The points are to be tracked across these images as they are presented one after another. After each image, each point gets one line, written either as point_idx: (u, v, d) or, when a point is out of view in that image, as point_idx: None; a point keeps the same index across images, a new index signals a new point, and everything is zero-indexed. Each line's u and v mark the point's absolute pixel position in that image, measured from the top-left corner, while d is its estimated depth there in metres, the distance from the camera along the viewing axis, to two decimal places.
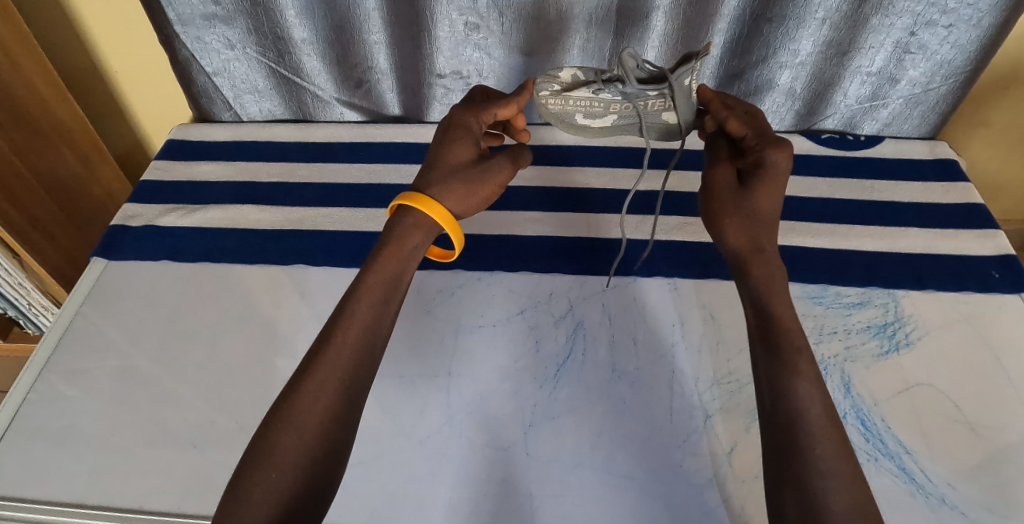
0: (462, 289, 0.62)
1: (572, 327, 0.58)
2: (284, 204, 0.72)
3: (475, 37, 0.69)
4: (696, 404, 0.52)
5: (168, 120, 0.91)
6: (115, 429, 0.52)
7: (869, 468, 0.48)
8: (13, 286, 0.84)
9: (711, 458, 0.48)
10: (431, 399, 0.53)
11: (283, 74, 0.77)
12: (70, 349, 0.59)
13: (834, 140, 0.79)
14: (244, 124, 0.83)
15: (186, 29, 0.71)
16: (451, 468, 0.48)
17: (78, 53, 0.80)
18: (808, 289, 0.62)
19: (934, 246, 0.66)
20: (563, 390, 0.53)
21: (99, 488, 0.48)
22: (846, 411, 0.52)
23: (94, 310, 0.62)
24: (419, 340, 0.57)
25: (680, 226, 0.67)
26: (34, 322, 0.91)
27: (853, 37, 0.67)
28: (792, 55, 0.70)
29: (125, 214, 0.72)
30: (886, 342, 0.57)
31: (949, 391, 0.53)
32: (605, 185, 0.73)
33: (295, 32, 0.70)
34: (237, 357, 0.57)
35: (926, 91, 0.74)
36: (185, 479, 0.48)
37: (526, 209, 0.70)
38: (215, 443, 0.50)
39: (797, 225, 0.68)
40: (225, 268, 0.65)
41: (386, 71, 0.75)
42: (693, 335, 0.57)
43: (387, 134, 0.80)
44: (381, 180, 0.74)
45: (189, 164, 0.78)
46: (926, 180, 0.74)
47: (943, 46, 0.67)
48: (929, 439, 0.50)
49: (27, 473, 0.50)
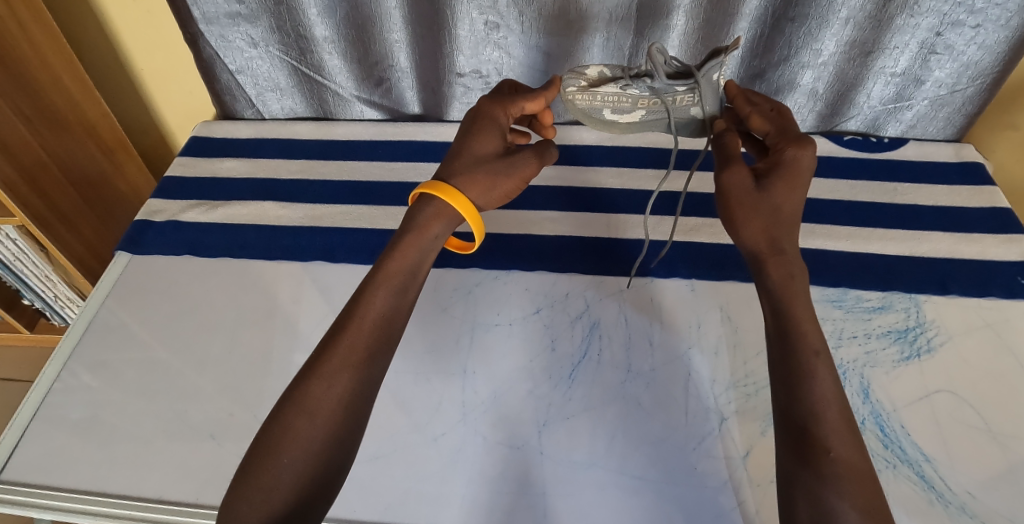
0: (479, 288, 0.62)
1: (587, 327, 0.58)
2: (305, 201, 0.72)
3: (495, 35, 0.69)
4: (711, 407, 0.51)
5: (191, 119, 0.92)
6: (138, 419, 0.53)
7: (887, 474, 0.48)
8: (40, 279, 0.86)
9: (726, 462, 0.48)
10: (446, 396, 0.53)
11: (305, 73, 0.77)
12: (97, 337, 0.61)
13: (857, 141, 0.78)
14: (266, 122, 0.84)
15: (211, 28, 0.72)
16: (465, 466, 0.48)
17: (105, 50, 0.82)
18: (827, 292, 0.61)
19: (957, 251, 0.65)
20: (578, 390, 0.53)
21: (122, 475, 0.50)
22: (864, 416, 0.51)
23: (120, 301, 0.64)
24: (435, 337, 0.58)
25: (698, 227, 0.67)
26: (60, 314, 0.93)
27: (878, 37, 0.66)
28: (814, 55, 0.69)
29: (149, 210, 0.73)
30: (906, 348, 0.56)
31: (971, 399, 0.52)
32: (623, 185, 0.72)
33: (317, 30, 0.71)
34: (257, 350, 0.58)
35: (951, 93, 0.72)
36: (205, 472, 0.49)
37: (543, 207, 0.70)
38: (235, 435, 0.51)
39: (819, 228, 0.67)
40: (246, 264, 0.66)
41: (406, 69, 0.76)
42: (710, 337, 0.57)
43: (406, 132, 0.80)
44: (399, 178, 0.74)
45: (212, 161, 0.79)
46: (950, 183, 0.73)
47: (969, 46, 0.66)
48: (949, 447, 0.49)
49: (53, 461, 0.52)
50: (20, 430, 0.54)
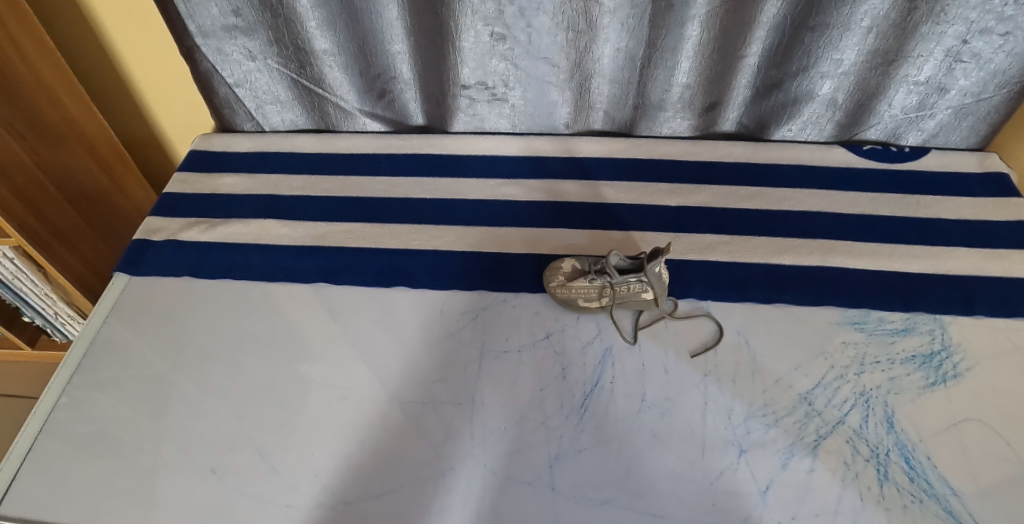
0: (487, 311, 0.60)
1: (599, 354, 0.56)
2: (306, 219, 0.71)
3: (501, 47, 0.67)
4: (730, 439, 0.49)
5: (190, 131, 0.90)
6: (137, 451, 0.52)
7: (914, 511, 0.45)
8: (40, 296, 0.85)
9: (746, 498, 0.46)
10: (454, 427, 0.51)
11: (305, 85, 0.75)
12: (97, 363, 0.59)
13: (876, 151, 0.75)
14: (267, 135, 0.82)
15: (207, 41, 0.70)
16: (474, 502, 0.46)
17: (101, 62, 0.80)
18: (848, 314, 0.59)
19: (984, 268, 0.62)
20: (591, 421, 0.51)
21: (120, 512, 0.48)
22: (889, 447, 0.49)
23: (120, 325, 0.62)
24: (442, 364, 0.56)
25: (713, 246, 0.65)
26: (61, 331, 0.91)
27: (902, 46, 0.63)
28: (834, 65, 0.66)
29: (148, 228, 0.72)
30: (932, 373, 0.54)
31: (1001, 428, 0.50)
32: (635, 201, 0.70)
33: (317, 42, 0.69)
34: (260, 376, 0.56)
35: (977, 102, 0.69)
36: (203, 508, 0.47)
37: (553, 224, 0.68)
38: (236, 469, 0.49)
39: (838, 245, 0.65)
40: (248, 285, 0.65)
41: (409, 81, 0.74)
42: (726, 364, 0.55)
43: (410, 145, 0.78)
44: (404, 194, 0.72)
45: (212, 176, 0.77)
46: (975, 195, 0.70)
47: (997, 54, 0.63)
48: (979, 481, 0.47)
49: (49, 496, 0.50)
50: (16, 465, 0.52)
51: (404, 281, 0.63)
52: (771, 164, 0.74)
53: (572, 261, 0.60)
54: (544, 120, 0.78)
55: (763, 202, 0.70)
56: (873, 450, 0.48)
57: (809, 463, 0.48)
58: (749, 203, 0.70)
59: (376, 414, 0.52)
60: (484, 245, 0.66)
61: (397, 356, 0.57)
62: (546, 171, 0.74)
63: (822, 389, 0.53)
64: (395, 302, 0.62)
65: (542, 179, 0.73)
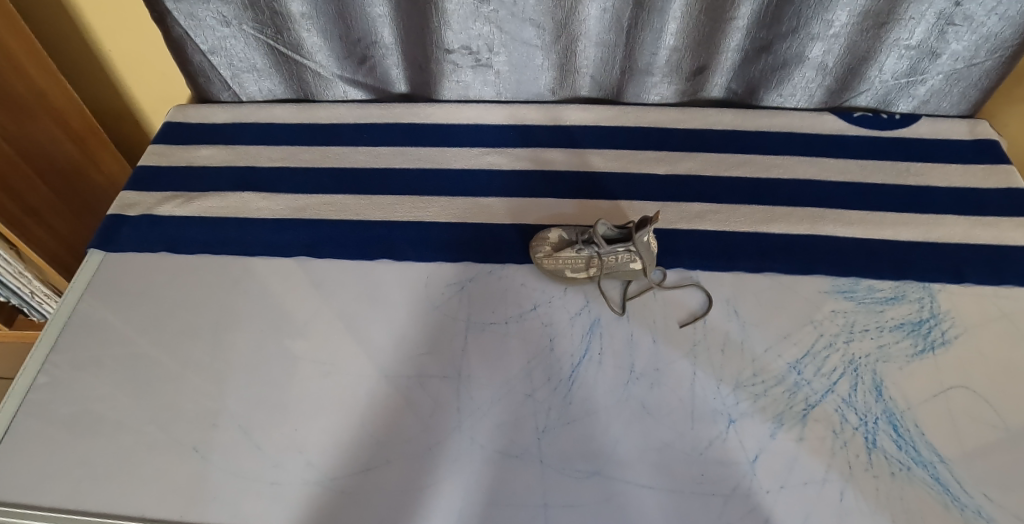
0: (474, 283, 0.59)
1: (587, 324, 0.56)
2: (286, 191, 0.68)
3: (485, 9, 0.64)
4: (719, 409, 0.49)
5: (166, 101, 0.88)
6: (119, 429, 0.51)
7: (901, 477, 0.45)
8: (14, 276, 0.80)
9: (734, 467, 0.46)
10: (441, 402, 0.50)
11: (282, 52, 0.72)
12: (72, 343, 0.57)
13: (867, 119, 0.74)
14: (244, 105, 0.79)
15: (178, 5, 0.67)
16: (463, 476, 0.46)
17: (65, 30, 0.75)
18: (837, 282, 0.58)
19: (972, 236, 0.62)
20: (579, 393, 0.51)
21: (100, 491, 0.47)
22: (877, 415, 0.49)
23: (97, 302, 0.61)
24: (428, 340, 0.55)
25: (702, 215, 0.64)
26: (39, 311, 0.87)
27: (894, 8, 0.62)
28: (826, 27, 0.64)
29: (123, 203, 0.69)
30: (921, 341, 0.54)
31: (987, 395, 0.50)
32: (622, 169, 0.69)
33: (292, 5, 0.65)
34: (241, 352, 0.55)
35: (968, 67, 0.68)
36: (189, 486, 0.47)
37: (539, 194, 0.66)
38: (219, 448, 0.49)
39: (829, 213, 0.64)
40: (227, 260, 0.63)
41: (390, 46, 0.71)
42: (716, 333, 0.55)
43: (393, 113, 0.76)
44: (387, 164, 0.70)
45: (188, 148, 0.75)
46: (965, 162, 0.69)
47: (990, 17, 0.62)
48: (963, 446, 0.47)
49: (26, 476, 0.49)
50: None
51: (387, 253, 0.62)
52: (761, 131, 0.73)
53: (559, 232, 0.58)
54: (531, 86, 0.76)
55: (753, 170, 0.69)
56: (861, 418, 0.48)
57: (796, 431, 0.48)
58: (738, 171, 0.69)
59: (361, 389, 0.52)
60: (469, 216, 0.65)
61: (383, 331, 0.56)
62: (532, 139, 0.72)
63: (811, 358, 0.53)
64: (379, 276, 0.60)
65: (528, 148, 0.71)
